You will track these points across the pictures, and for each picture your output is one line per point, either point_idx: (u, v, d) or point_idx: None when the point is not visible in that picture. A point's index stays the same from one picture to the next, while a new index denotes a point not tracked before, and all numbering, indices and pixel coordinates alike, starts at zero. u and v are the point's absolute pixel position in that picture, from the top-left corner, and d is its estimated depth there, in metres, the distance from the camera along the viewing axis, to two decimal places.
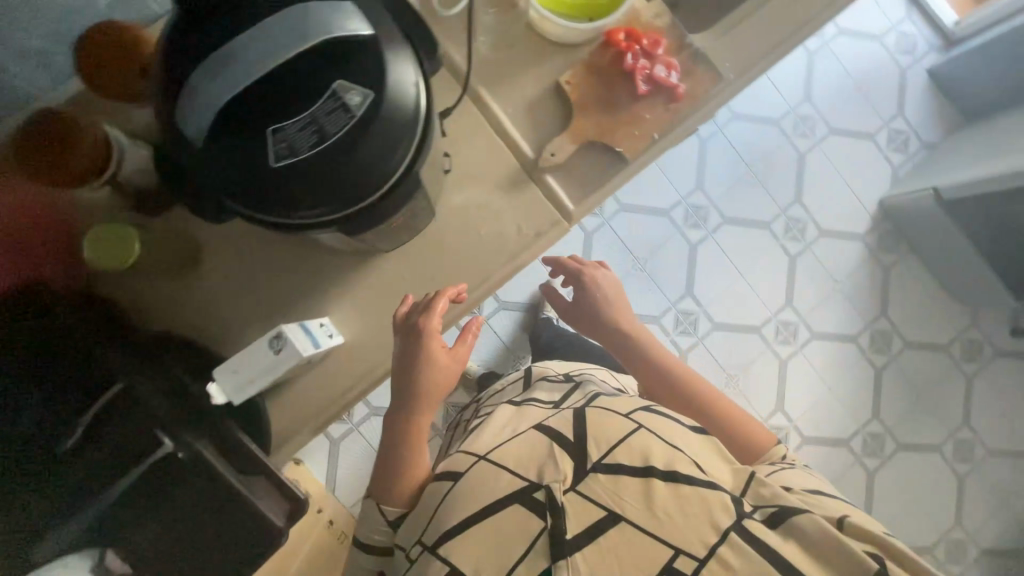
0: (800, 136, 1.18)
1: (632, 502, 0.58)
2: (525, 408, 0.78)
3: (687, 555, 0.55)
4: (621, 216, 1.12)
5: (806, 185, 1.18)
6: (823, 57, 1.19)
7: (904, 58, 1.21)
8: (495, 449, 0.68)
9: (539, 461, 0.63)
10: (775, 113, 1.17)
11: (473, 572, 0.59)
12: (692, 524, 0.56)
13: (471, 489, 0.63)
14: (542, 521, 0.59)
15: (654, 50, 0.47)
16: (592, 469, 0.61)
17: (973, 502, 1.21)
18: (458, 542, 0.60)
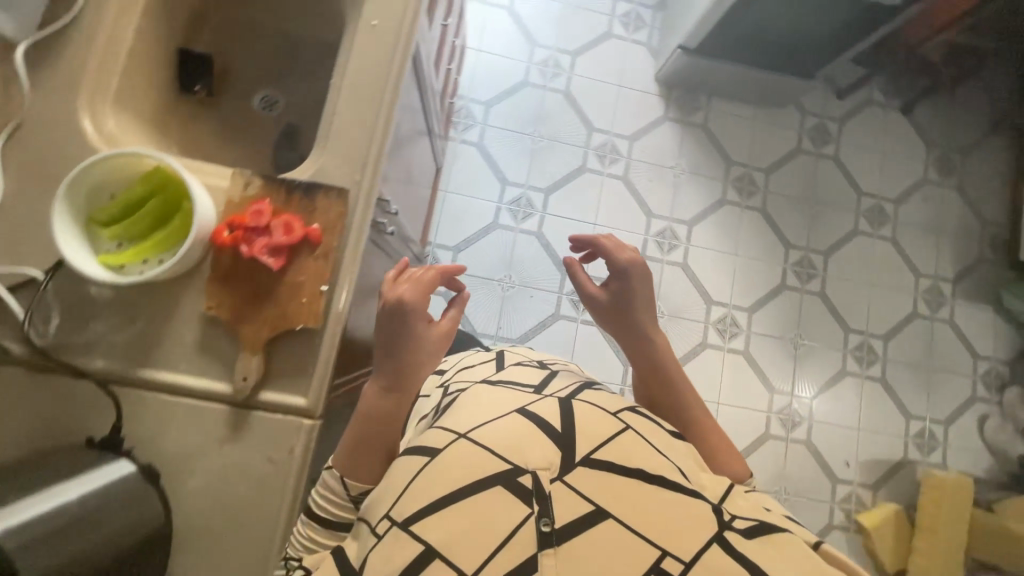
0: (553, 79, 1.18)
1: (626, 491, 0.32)
2: (498, 389, 0.39)
3: (675, 556, 0.29)
4: (461, 255, 1.10)
5: (587, 118, 1.18)
6: (521, 3, 1.19)
7: None
8: (482, 424, 0.34)
9: (521, 442, 0.33)
10: (518, 76, 1.17)
11: (452, 545, 0.29)
12: (684, 517, 0.31)
13: (451, 465, 0.32)
14: (532, 507, 0.31)
15: (260, 222, 0.44)
16: (581, 466, 0.33)
17: (916, 249, 1.22)
18: (435, 518, 0.30)
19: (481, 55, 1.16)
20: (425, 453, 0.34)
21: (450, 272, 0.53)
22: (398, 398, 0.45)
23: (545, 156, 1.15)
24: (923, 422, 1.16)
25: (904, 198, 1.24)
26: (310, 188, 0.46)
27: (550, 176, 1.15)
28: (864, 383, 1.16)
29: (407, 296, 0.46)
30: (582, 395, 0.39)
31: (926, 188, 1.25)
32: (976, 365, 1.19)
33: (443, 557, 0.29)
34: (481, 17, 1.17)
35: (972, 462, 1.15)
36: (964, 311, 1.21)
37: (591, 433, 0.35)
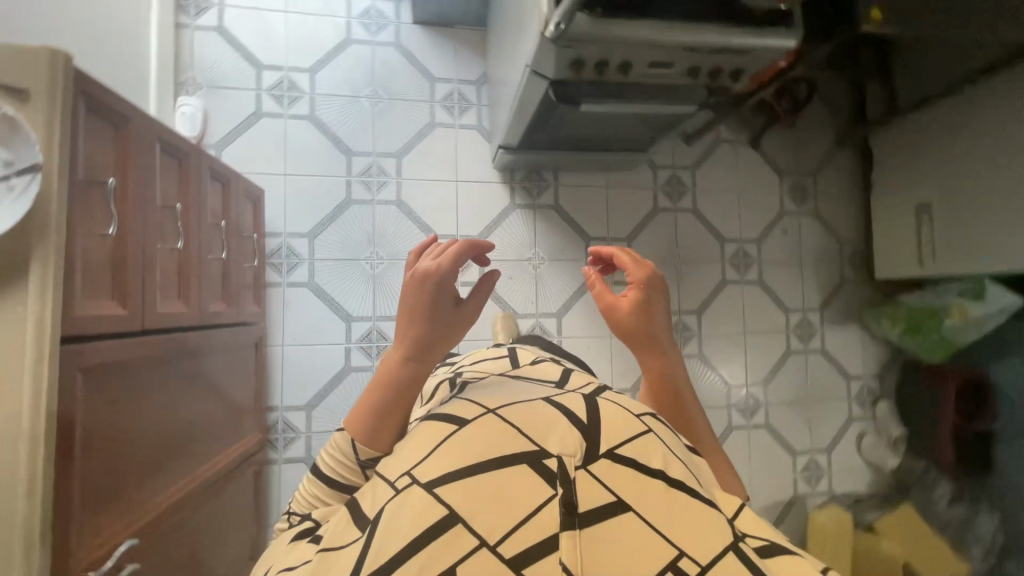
0: (380, 189, 1.06)
1: (652, 496, 0.33)
2: (519, 378, 0.48)
3: (691, 558, 0.31)
4: (315, 413, 1.00)
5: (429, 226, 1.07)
6: (323, 105, 1.04)
7: (385, 35, 1.07)
8: (515, 403, 0.38)
9: (551, 429, 0.36)
10: (339, 196, 1.04)
11: (475, 508, 0.31)
12: (702, 522, 0.33)
13: (481, 436, 0.35)
14: (557, 488, 0.32)
15: None
16: (607, 458, 0.35)
17: (782, 284, 1.24)
18: (462, 482, 0.32)
19: (289, 179, 1.02)
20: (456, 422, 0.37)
21: (481, 248, 0.49)
22: (418, 369, 0.45)
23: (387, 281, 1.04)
24: (809, 454, 1.21)
25: (765, 236, 1.24)
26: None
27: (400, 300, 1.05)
28: (752, 433, 1.19)
29: (439, 270, 0.44)
30: (606, 394, 0.43)
31: (784, 221, 1.25)
32: (849, 385, 1.24)
33: (467, 520, 0.31)
34: (280, 133, 1.02)
35: (852, 479, 1.22)
36: (833, 336, 1.25)
37: (618, 435, 0.37)
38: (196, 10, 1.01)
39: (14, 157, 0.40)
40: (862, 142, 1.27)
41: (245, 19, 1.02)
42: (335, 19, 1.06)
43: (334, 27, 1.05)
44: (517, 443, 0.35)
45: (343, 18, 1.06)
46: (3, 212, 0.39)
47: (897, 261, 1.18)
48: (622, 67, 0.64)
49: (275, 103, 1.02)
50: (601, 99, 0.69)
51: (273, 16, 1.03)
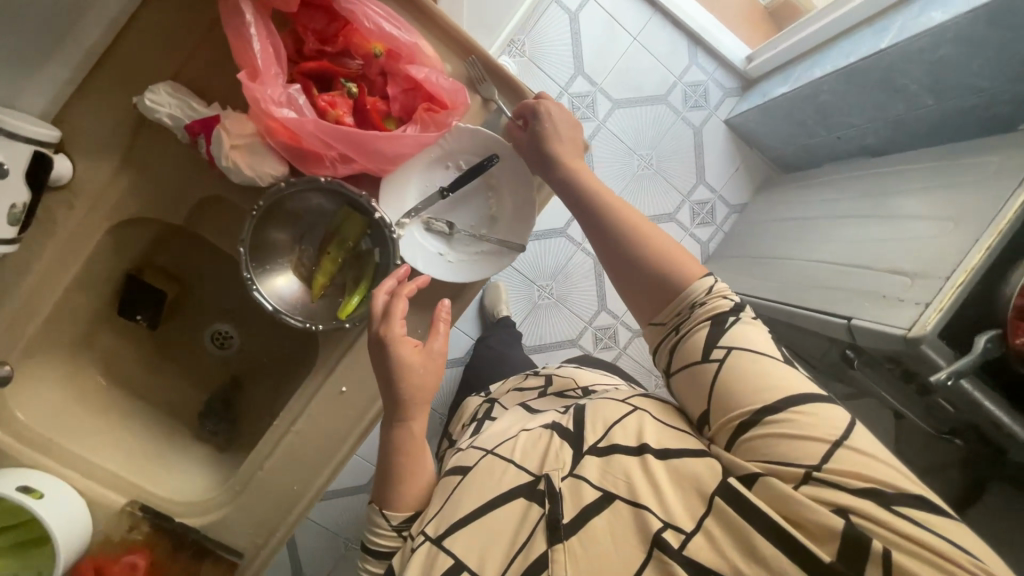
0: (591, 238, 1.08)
1: (628, 478, 0.33)
2: (536, 416, 0.46)
3: (677, 528, 0.31)
4: None
5: (606, 293, 1.09)
6: (601, 139, 1.04)
7: (693, 115, 1.06)
8: (506, 440, 0.42)
9: (544, 453, 0.38)
10: (557, 221, 1.06)
11: (479, 551, 0.35)
12: (690, 482, 0.32)
13: (481, 479, 0.39)
14: (545, 507, 0.35)
15: None
16: (589, 454, 0.36)
17: None
18: (462, 532, 0.36)
19: None
20: (461, 471, 0.42)
21: None
22: None
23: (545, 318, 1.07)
24: None
25: None
26: (216, 555, 0.44)
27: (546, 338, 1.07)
28: None
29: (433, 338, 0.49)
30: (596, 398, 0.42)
31: None
32: None
33: (471, 572, 0.35)
34: None
35: None
36: None
37: (597, 427, 0.38)
38: None
39: (496, 211, 0.42)
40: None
41: (598, 24, 1.01)
42: (666, 73, 1.05)
43: (661, 78, 1.05)
44: (509, 477, 0.38)
45: (673, 77, 1.05)
46: (464, 257, 0.42)
47: None
48: (922, 391, 0.63)
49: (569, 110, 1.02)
50: (868, 380, 0.70)
51: (621, 35, 1.02)
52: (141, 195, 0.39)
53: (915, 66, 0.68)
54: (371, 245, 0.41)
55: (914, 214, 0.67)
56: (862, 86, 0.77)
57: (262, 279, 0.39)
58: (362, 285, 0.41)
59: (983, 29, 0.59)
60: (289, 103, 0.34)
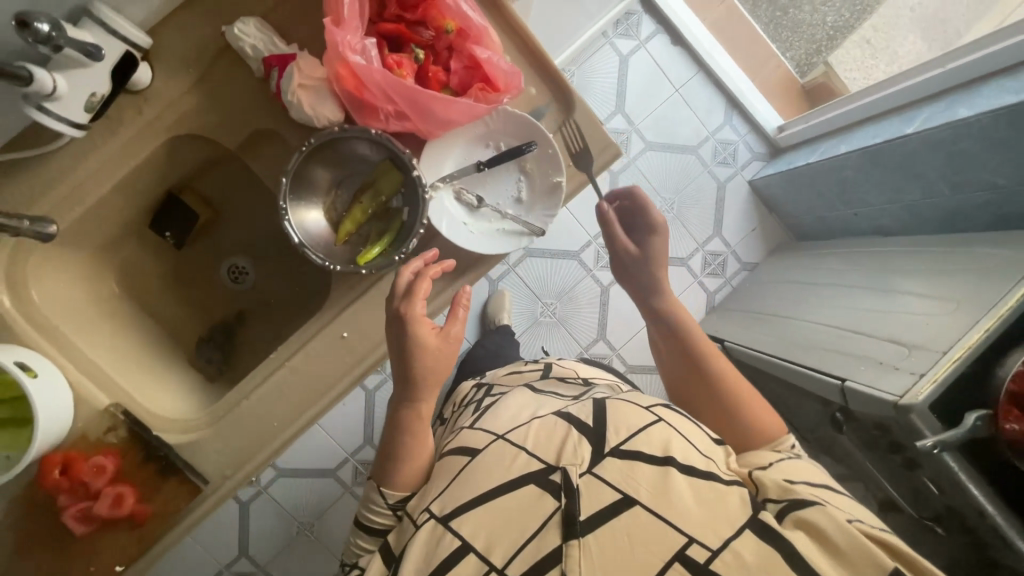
0: (601, 267, 1.10)
1: (656, 487, 0.36)
2: (536, 396, 0.51)
3: (701, 543, 0.34)
4: None
5: (609, 324, 1.10)
6: (628, 174, 1.08)
7: (720, 170, 1.11)
8: (519, 427, 0.44)
9: (561, 446, 0.40)
10: (572, 243, 1.08)
11: (487, 533, 0.37)
12: (710, 509, 0.35)
13: (493, 464, 0.41)
14: (558, 501, 0.37)
15: (94, 482, 0.41)
16: (611, 456, 0.39)
17: None
18: (471, 514, 0.38)
19: None
20: (469, 451, 0.44)
21: None
22: None
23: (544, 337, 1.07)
24: None
25: None
26: (181, 475, 0.43)
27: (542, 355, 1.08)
28: None
29: None
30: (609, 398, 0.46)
31: None
32: None
33: (477, 552, 0.37)
34: None
35: None
36: None
37: (616, 432, 0.40)
38: (623, 31, 1.07)
39: (525, 195, 0.45)
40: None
41: (644, 71, 1.07)
42: (700, 126, 1.10)
43: (694, 130, 1.10)
44: (521, 465, 0.40)
45: (706, 131, 1.10)
46: (483, 231, 0.44)
47: None
48: (910, 465, 0.63)
49: None
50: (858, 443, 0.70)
51: (664, 84, 1.09)
52: (203, 113, 0.42)
53: (936, 156, 0.72)
54: (401, 204, 0.44)
55: (918, 291, 0.68)
56: (884, 168, 0.81)
57: (294, 209, 0.42)
58: (385, 238, 0.43)
59: (1005, 130, 0.63)
60: (362, 52, 0.37)
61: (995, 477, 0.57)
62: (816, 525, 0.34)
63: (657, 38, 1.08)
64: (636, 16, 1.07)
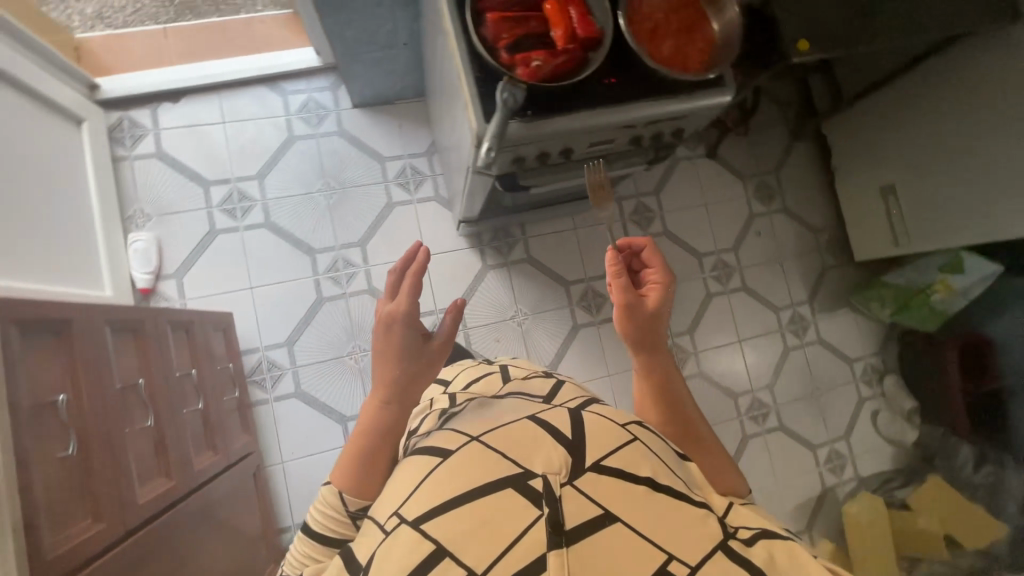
0: (351, 281, 1.05)
1: (640, 503, 0.39)
2: (510, 397, 0.53)
3: (682, 560, 0.37)
4: None
5: None
6: (276, 208, 1.03)
7: (327, 125, 1.07)
8: (498, 430, 0.44)
9: (546, 451, 0.42)
10: (310, 297, 1.03)
11: (462, 543, 0.37)
12: (689, 530, 0.39)
13: (464, 466, 0.41)
14: (541, 509, 0.38)
15: None
16: (591, 471, 0.41)
17: (764, 289, 1.25)
18: (448, 517, 0.38)
19: (257, 292, 1.01)
20: (438, 453, 0.43)
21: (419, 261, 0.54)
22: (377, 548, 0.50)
23: None
24: (828, 446, 1.23)
25: (740, 244, 1.26)
26: None
27: None
28: (767, 438, 1.20)
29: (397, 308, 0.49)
30: (592, 406, 0.49)
31: (757, 222, 1.28)
32: (852, 368, 1.27)
33: (451, 555, 0.36)
34: (238, 247, 1.01)
35: (876, 460, 1.24)
36: (826, 325, 1.27)
37: (599, 447, 0.43)
38: (131, 139, 0.99)
39: None
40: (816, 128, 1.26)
41: (184, 139, 1.01)
42: (274, 118, 1.05)
43: (275, 126, 1.05)
44: (500, 466, 0.41)
45: (282, 118, 1.05)
46: None
47: (873, 243, 1.20)
48: (564, 154, 0.63)
49: (228, 216, 1.01)
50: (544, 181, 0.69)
51: (211, 130, 1.02)
52: None
53: None
54: None
55: (444, 50, 0.67)
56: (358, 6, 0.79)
57: None
58: None
59: None
60: None
61: (587, 98, 0.56)
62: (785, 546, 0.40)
63: (160, 111, 1.01)
64: (124, 117, 0.99)
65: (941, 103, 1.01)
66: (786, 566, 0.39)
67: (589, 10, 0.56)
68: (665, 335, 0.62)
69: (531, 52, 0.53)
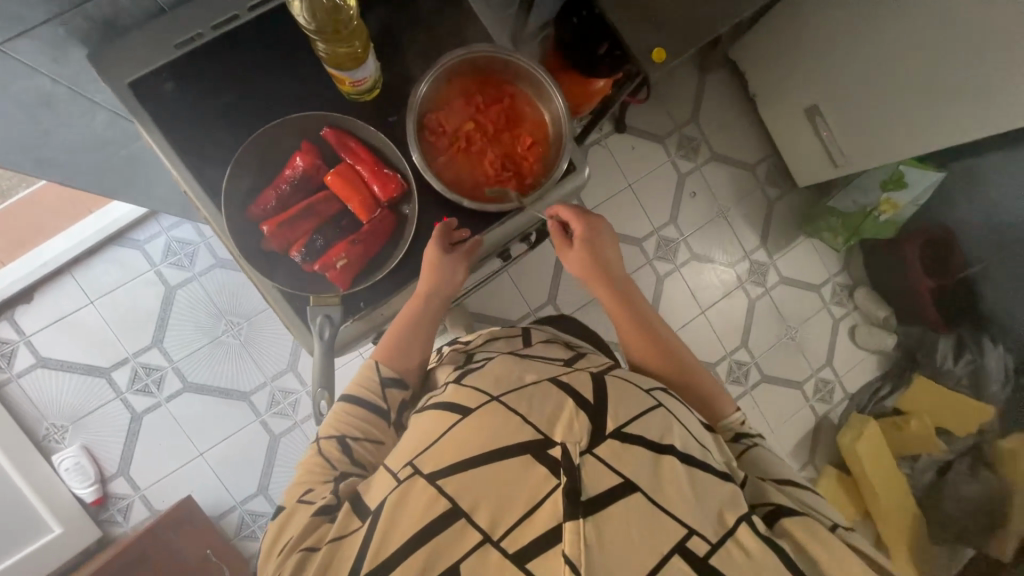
0: (297, 408, 0.99)
1: (667, 475, 0.37)
2: (529, 360, 0.50)
3: (703, 536, 0.35)
4: None
5: None
6: (188, 367, 0.95)
7: (201, 260, 0.95)
8: (522, 389, 0.43)
9: (565, 418, 0.39)
10: (263, 441, 0.98)
11: (474, 502, 0.35)
12: (708, 499, 0.37)
13: (485, 426, 0.39)
14: (558, 478, 0.35)
15: None
16: (614, 436, 0.38)
17: (714, 249, 1.19)
18: (472, 474, 0.37)
19: (209, 455, 0.96)
20: (457, 410, 0.41)
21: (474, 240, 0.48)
22: None
23: None
24: (814, 378, 1.23)
25: (677, 211, 1.17)
26: None
27: None
28: (753, 394, 1.20)
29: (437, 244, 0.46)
30: (618, 372, 0.48)
31: (691, 180, 1.17)
32: (821, 294, 1.23)
33: (466, 516, 0.35)
34: (170, 422, 0.95)
35: (863, 373, 1.24)
36: (786, 261, 1.22)
37: (624, 412, 0.40)
38: (6, 360, 0.90)
39: None
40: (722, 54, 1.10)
41: (59, 337, 0.91)
42: (141, 275, 0.93)
43: (146, 283, 0.94)
44: (522, 428, 0.38)
45: (150, 271, 0.94)
46: None
47: (812, 168, 1.10)
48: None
49: (146, 395, 0.94)
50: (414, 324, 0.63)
51: (83, 315, 0.92)
52: None
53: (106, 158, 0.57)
54: None
55: None
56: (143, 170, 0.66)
57: None
58: None
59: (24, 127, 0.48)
60: None
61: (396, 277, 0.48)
62: (814, 527, 0.40)
63: (20, 317, 0.91)
64: None
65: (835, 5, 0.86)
66: (818, 551, 0.38)
67: (385, 163, 0.45)
68: (618, 253, 0.55)
69: (329, 252, 0.43)
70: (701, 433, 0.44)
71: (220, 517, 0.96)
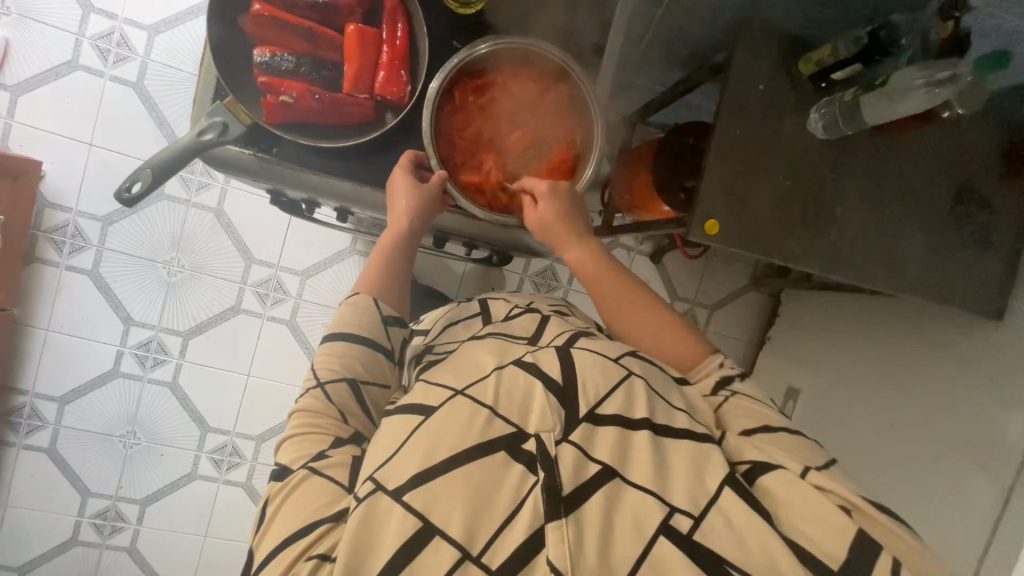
0: (202, 190, 0.92)
1: (638, 450, 0.31)
2: (487, 341, 0.39)
3: (685, 512, 0.29)
4: (68, 409, 0.93)
5: (229, 237, 0.93)
6: (153, 74, 0.88)
7: None
8: (484, 378, 0.33)
9: (524, 404, 0.32)
10: None
11: (447, 516, 0.28)
12: (690, 473, 0.31)
13: (446, 427, 0.30)
14: (536, 475, 0.30)
15: None
16: (587, 422, 0.32)
17: None
18: (440, 486, 0.29)
19: (94, 151, 0.89)
20: (419, 411, 0.32)
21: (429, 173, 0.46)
22: None
23: (179, 292, 0.93)
24: None
25: None
26: None
27: (193, 313, 0.94)
28: None
29: (396, 177, 0.44)
30: (579, 342, 0.38)
31: None
32: None
33: (380, 489, 0.29)
34: (92, 97, 0.87)
35: None
36: None
37: (592, 390, 0.33)
38: None
39: None
40: (772, 292, 1.06)
41: None
42: None
43: None
44: (489, 427, 0.31)
45: None
46: None
47: None
48: (338, 213, 0.53)
49: (98, 57, 0.87)
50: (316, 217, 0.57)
51: None
52: None
53: None
54: None
55: None
56: None
57: None
58: None
59: None
60: None
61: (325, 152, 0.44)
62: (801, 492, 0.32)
63: None
64: None
65: (865, 335, 0.82)
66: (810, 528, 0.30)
67: (408, 66, 0.44)
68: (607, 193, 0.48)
69: (284, 80, 0.41)
70: (667, 395, 0.36)
71: (50, 207, 0.88)
